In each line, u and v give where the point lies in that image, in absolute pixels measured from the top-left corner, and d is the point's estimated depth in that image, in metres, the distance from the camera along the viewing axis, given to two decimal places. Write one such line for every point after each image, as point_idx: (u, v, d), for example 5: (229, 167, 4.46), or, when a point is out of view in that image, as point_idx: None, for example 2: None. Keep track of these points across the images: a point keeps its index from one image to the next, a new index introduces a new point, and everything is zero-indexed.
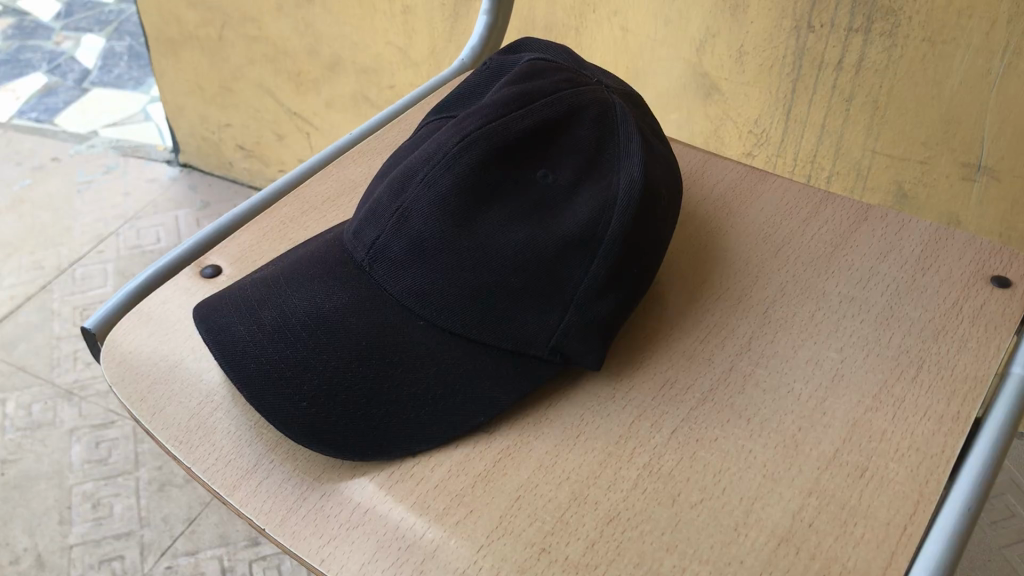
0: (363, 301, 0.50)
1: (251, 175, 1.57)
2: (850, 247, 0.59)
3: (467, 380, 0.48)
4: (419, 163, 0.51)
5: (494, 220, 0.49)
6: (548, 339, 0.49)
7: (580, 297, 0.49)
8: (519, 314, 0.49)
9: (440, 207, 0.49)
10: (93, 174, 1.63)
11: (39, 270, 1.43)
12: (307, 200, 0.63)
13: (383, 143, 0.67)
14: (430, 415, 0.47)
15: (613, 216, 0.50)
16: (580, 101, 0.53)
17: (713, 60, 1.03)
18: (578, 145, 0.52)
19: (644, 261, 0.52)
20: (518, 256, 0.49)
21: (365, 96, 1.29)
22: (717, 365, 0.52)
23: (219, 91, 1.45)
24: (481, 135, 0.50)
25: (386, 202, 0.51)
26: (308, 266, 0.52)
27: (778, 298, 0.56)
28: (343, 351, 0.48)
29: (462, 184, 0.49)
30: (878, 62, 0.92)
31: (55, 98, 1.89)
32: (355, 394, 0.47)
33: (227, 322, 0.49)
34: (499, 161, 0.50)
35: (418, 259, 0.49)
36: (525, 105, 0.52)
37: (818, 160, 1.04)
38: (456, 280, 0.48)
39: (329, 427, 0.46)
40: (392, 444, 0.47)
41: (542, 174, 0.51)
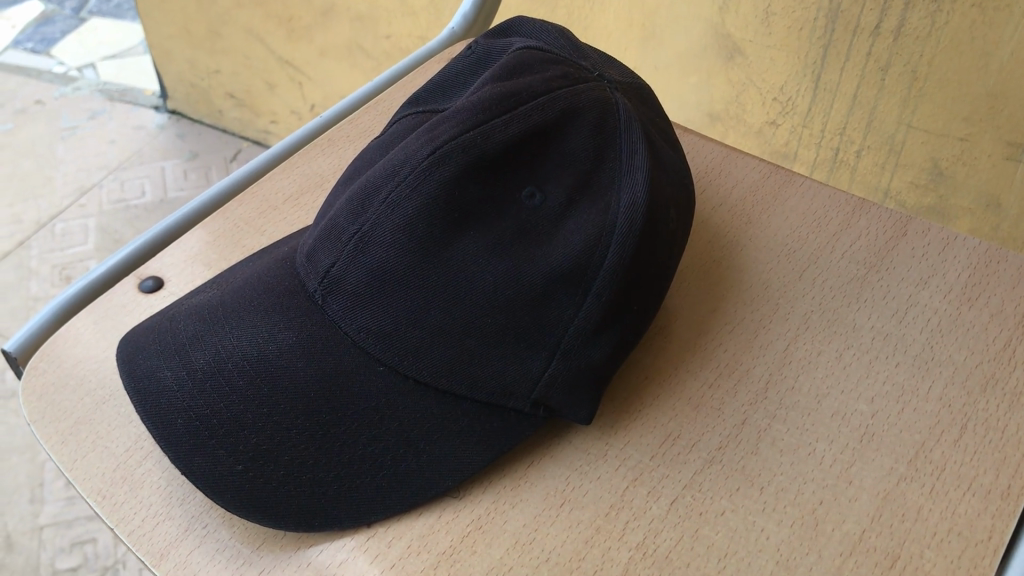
0: (312, 341, 0.43)
1: (243, 124, 1.49)
2: (886, 270, 0.51)
3: (435, 438, 0.42)
4: (381, 177, 0.43)
5: (468, 249, 0.42)
6: (530, 391, 0.42)
7: (569, 343, 0.42)
8: (495, 362, 0.42)
9: (403, 235, 0.41)
10: (78, 119, 1.55)
11: (18, 224, 1.36)
12: (266, 198, 0.55)
13: (357, 128, 0.59)
14: (389, 479, 0.41)
15: (609, 249, 0.42)
16: (577, 100, 0.45)
17: (737, 20, 0.93)
18: (571, 158, 0.44)
19: (646, 296, 0.45)
20: (495, 296, 0.41)
21: (360, 46, 1.20)
22: (729, 417, 0.45)
23: (208, 36, 1.36)
24: (455, 147, 0.42)
25: (344, 222, 0.43)
26: (250, 293, 0.45)
27: (801, 332, 0.49)
28: (288, 406, 0.41)
29: (431, 208, 0.41)
30: (920, 28, 0.83)
31: (50, 27, 1.79)
32: (300, 454, 0.41)
33: (152, 366, 0.42)
34: (477, 178, 0.42)
35: (379, 295, 0.42)
36: (511, 107, 0.43)
37: (848, 133, 0.95)
38: (422, 321, 0.41)
39: (268, 496, 0.40)
40: (344, 512, 0.40)
41: (527, 194, 0.43)
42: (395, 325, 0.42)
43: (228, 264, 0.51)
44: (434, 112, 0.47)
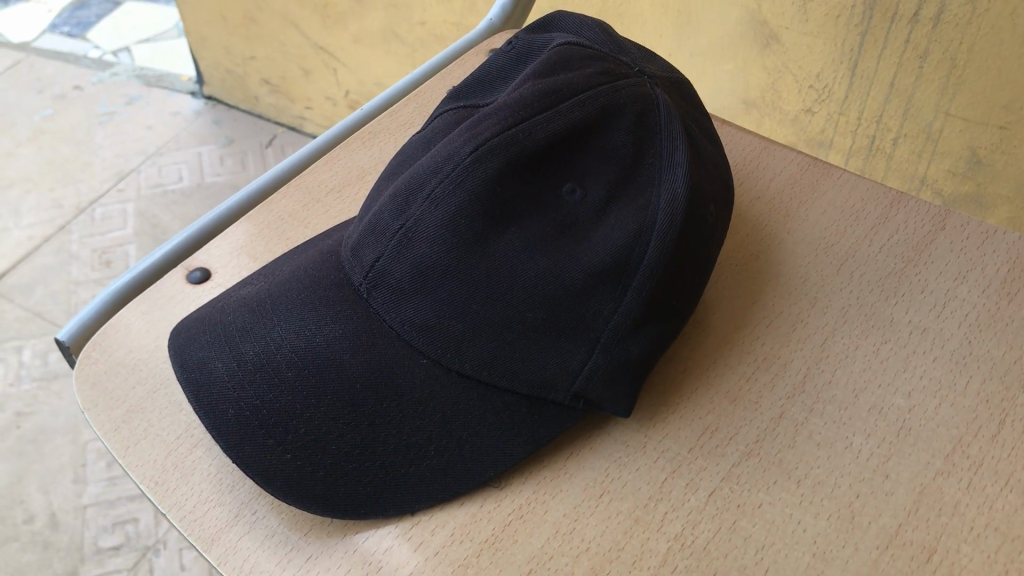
0: (358, 334, 0.44)
1: (278, 110, 1.50)
2: (924, 264, 0.52)
3: (478, 430, 0.43)
4: (425, 174, 0.44)
5: (510, 245, 0.42)
6: (570, 384, 0.43)
7: (609, 338, 0.43)
8: (536, 355, 0.43)
9: (447, 231, 0.42)
10: (115, 105, 1.57)
11: (58, 208, 1.38)
12: (309, 190, 0.56)
13: (397, 120, 0.60)
14: (432, 469, 0.42)
15: (649, 245, 0.42)
16: (618, 95, 0.45)
17: (774, 8, 0.93)
18: (612, 154, 0.44)
19: (685, 291, 0.45)
20: (537, 291, 0.42)
21: (394, 32, 1.21)
22: (767, 411, 0.45)
23: (243, 22, 1.37)
24: (497, 144, 0.43)
25: (388, 217, 0.44)
26: (297, 287, 0.46)
27: (839, 326, 0.49)
28: (334, 397, 0.42)
29: (473, 205, 0.42)
30: (960, 15, 0.82)
31: (86, 11, 1.81)
32: (347, 444, 0.42)
33: (203, 357, 0.44)
34: (519, 174, 0.43)
35: (423, 289, 0.43)
36: (554, 104, 0.44)
37: (885, 120, 0.95)
38: (465, 316, 0.42)
39: (315, 485, 0.41)
40: (388, 500, 0.41)
41: (568, 190, 0.44)
42: (439, 319, 0.42)
43: (273, 256, 0.52)
44: (476, 107, 0.48)
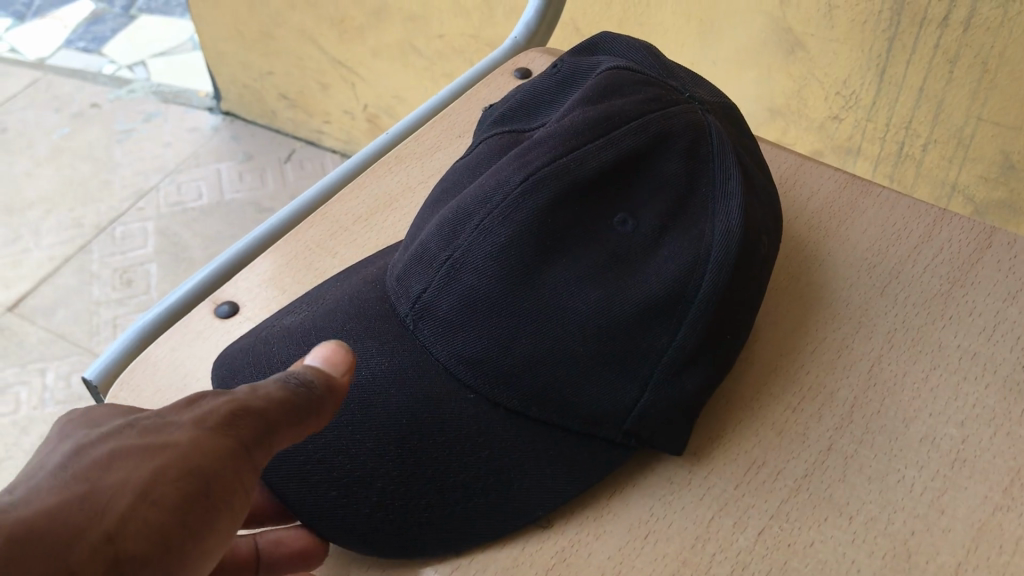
0: (404, 369, 0.42)
1: (296, 125, 1.49)
2: (972, 284, 0.50)
3: (527, 467, 0.41)
4: (473, 202, 0.43)
5: (561, 277, 0.41)
6: (622, 420, 0.42)
7: (661, 374, 0.41)
8: (588, 391, 0.41)
9: (496, 262, 0.41)
10: (133, 122, 1.56)
11: (78, 228, 1.38)
12: (336, 219, 0.55)
13: (423, 146, 0.59)
14: (480, 510, 0.40)
15: (704, 277, 0.41)
16: (669, 123, 0.45)
17: (799, 14, 0.91)
18: (667, 182, 0.43)
19: (738, 324, 0.44)
20: (589, 323, 0.41)
21: (413, 46, 1.20)
22: (814, 444, 0.44)
23: (260, 38, 1.36)
24: (547, 173, 0.42)
25: (434, 247, 0.43)
26: (342, 317, 0.45)
27: (886, 352, 0.47)
28: (381, 431, 0.41)
29: (524, 236, 0.41)
30: (991, 20, 0.80)
31: (101, 26, 1.81)
32: (393, 482, 0.40)
33: None
34: (570, 204, 0.42)
35: (471, 322, 0.42)
36: (605, 133, 0.43)
37: (914, 126, 0.93)
38: (514, 351, 0.41)
39: (360, 526, 0.39)
40: (431, 543, 0.39)
41: (620, 220, 0.43)
42: (487, 353, 0.41)
43: (302, 288, 0.51)
44: (521, 131, 0.47)
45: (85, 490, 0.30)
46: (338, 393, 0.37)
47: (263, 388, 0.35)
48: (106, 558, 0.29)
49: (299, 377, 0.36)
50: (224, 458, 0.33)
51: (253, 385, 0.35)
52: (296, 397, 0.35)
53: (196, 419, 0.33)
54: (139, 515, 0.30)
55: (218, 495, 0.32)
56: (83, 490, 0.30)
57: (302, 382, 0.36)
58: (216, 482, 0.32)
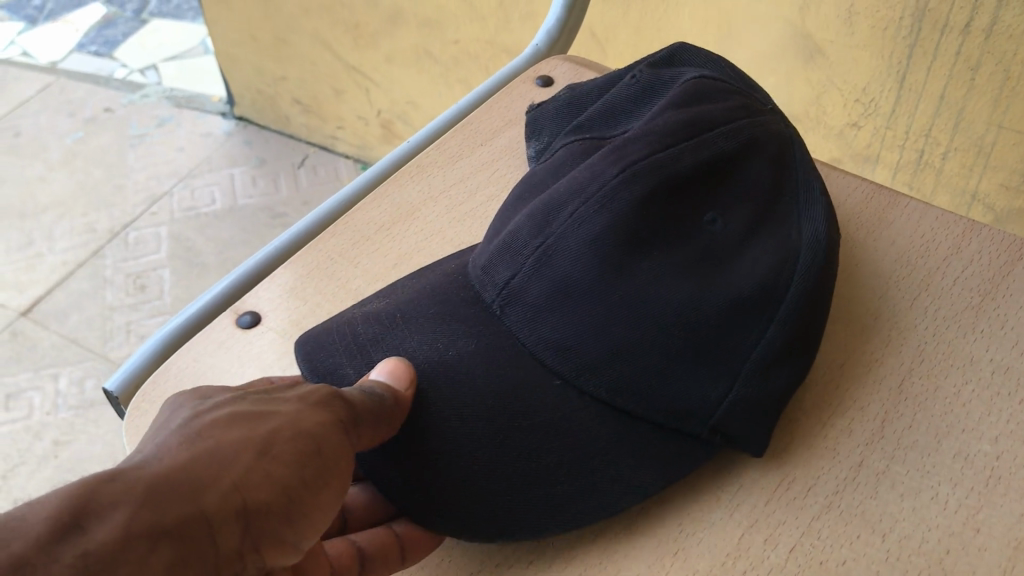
0: (491, 353, 0.43)
1: (309, 130, 1.49)
2: (1002, 297, 0.49)
3: (609, 456, 0.41)
4: (567, 193, 0.44)
5: (654, 268, 0.42)
6: (708, 416, 0.41)
7: (750, 372, 0.41)
8: (678, 383, 0.41)
9: (591, 249, 0.42)
10: (146, 126, 1.56)
11: (92, 232, 1.38)
12: (358, 228, 0.55)
13: (444, 155, 0.59)
14: (570, 493, 0.40)
15: (794, 281, 0.42)
16: (757, 134, 0.47)
17: (818, 20, 0.90)
18: (754, 187, 0.45)
19: (819, 326, 0.44)
20: (685, 310, 0.41)
21: (428, 52, 1.19)
22: (845, 459, 0.43)
23: (274, 43, 1.36)
24: (645, 167, 0.44)
25: (526, 235, 0.44)
26: (427, 302, 0.46)
27: (917, 365, 0.47)
28: (469, 406, 0.41)
29: (620, 224, 0.42)
30: (1014, 27, 0.80)
31: (113, 29, 1.81)
32: (477, 460, 0.40)
33: (334, 362, 0.43)
34: (664, 199, 0.43)
35: (562, 310, 0.42)
36: (698, 134, 0.45)
37: (934, 134, 0.92)
38: (605, 338, 0.41)
39: (451, 500, 0.39)
40: (515, 524, 0.39)
41: (710, 219, 0.44)
42: (578, 339, 0.42)
43: (324, 298, 0.50)
44: (604, 133, 0.49)
45: (211, 445, 0.34)
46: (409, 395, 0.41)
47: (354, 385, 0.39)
48: (235, 504, 0.33)
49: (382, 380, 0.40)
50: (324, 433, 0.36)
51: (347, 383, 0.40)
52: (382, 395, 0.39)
53: (297, 397, 0.37)
54: (261, 468, 0.34)
55: (326, 460, 0.36)
56: (209, 444, 0.34)
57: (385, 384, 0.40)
58: (324, 446, 0.36)
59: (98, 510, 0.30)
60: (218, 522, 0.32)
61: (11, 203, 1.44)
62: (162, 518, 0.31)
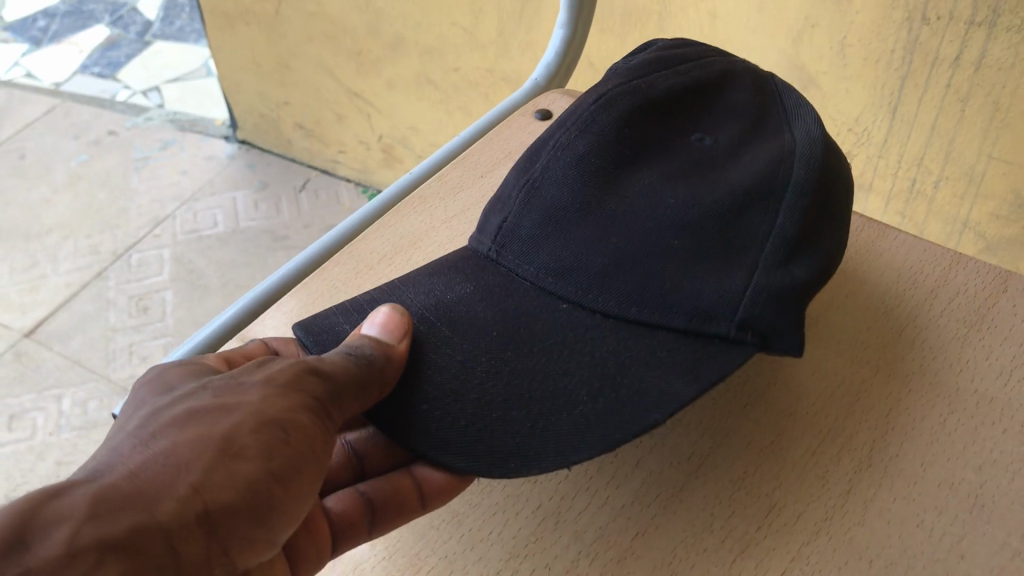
0: (496, 287, 0.48)
1: (311, 154, 1.51)
2: (988, 329, 0.51)
3: (634, 371, 0.42)
4: (553, 136, 0.51)
5: (645, 180, 0.48)
6: (733, 313, 0.43)
7: (769, 262, 0.44)
8: (694, 280, 0.44)
9: (579, 167, 0.49)
10: (150, 149, 1.58)
11: (95, 254, 1.39)
12: (362, 257, 0.56)
13: (446, 186, 0.61)
14: (589, 414, 0.41)
15: (794, 166, 0.46)
16: (728, 75, 0.53)
17: (812, 52, 0.92)
18: (734, 110, 0.51)
19: (832, 238, 0.47)
20: (682, 212, 0.46)
21: (428, 78, 1.21)
22: (834, 487, 0.44)
23: (277, 68, 1.38)
24: (620, 96, 0.51)
25: (517, 183, 0.51)
26: (439, 266, 0.50)
27: (905, 395, 0.48)
28: (476, 340, 0.45)
29: (604, 145, 0.49)
30: (1002, 60, 0.81)
31: (116, 51, 1.84)
32: (486, 391, 0.42)
33: (332, 322, 0.47)
34: (644, 123, 0.50)
35: (558, 231, 0.47)
36: (669, 74, 0.52)
37: (926, 163, 0.94)
38: (606, 243, 0.46)
39: (469, 437, 0.41)
40: (540, 450, 0.40)
41: (697, 139, 0.50)
42: (579, 257, 0.46)
43: None
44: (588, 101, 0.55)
45: (169, 449, 0.36)
46: (399, 353, 0.43)
47: (329, 360, 0.42)
48: (196, 507, 0.35)
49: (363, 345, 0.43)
50: (289, 422, 0.39)
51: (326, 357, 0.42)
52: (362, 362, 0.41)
53: (264, 381, 0.40)
54: (222, 467, 0.37)
55: (293, 446, 0.39)
56: (167, 448, 0.36)
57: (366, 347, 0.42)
58: (291, 433, 0.39)
59: (44, 525, 0.33)
60: (178, 525, 0.35)
61: (16, 224, 1.46)
62: (113, 529, 0.33)
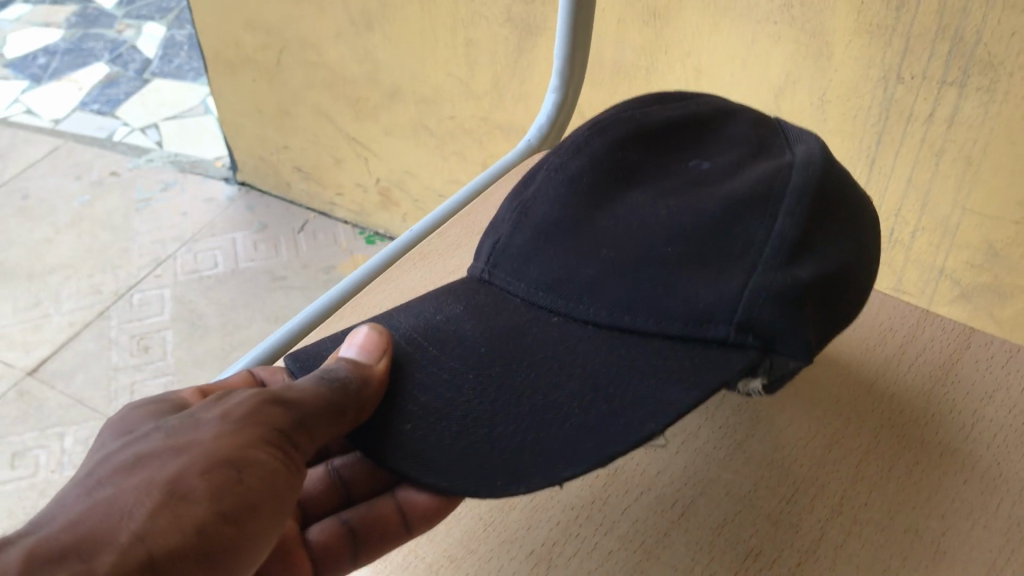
0: (489, 307, 0.50)
1: (309, 197, 1.55)
2: (952, 383, 0.55)
3: (627, 383, 0.44)
4: (552, 160, 0.55)
5: (635, 201, 0.50)
6: (731, 313, 0.44)
7: (769, 262, 0.44)
8: (687, 287, 0.45)
9: (569, 188, 0.52)
10: (152, 191, 1.62)
11: (97, 294, 1.43)
12: (366, 311, 0.59)
13: (445, 244, 0.64)
14: (580, 427, 0.43)
15: (791, 174, 0.47)
16: (734, 109, 0.54)
17: (793, 107, 0.96)
18: (736, 141, 0.52)
19: (844, 236, 0.46)
20: (669, 228, 0.47)
21: (425, 125, 1.25)
22: (806, 533, 0.47)
23: (277, 114, 1.42)
24: (616, 125, 0.53)
25: (515, 205, 0.55)
26: (441, 290, 0.53)
27: (873, 446, 0.51)
28: (462, 360, 0.47)
29: (593, 169, 0.52)
30: (973, 118, 0.85)
31: (115, 88, 1.89)
32: (472, 411, 0.44)
33: (315, 350, 0.50)
34: (637, 149, 0.53)
35: (548, 248, 0.51)
36: (672, 105, 0.54)
37: (903, 214, 0.98)
38: (593, 259, 0.48)
39: (457, 456, 0.43)
40: (529, 466, 0.42)
41: (695, 165, 0.51)
42: (566, 273, 0.49)
43: None
44: None
45: (113, 497, 0.37)
46: (376, 378, 0.45)
47: (293, 392, 0.43)
48: (139, 554, 0.36)
49: (334, 373, 0.44)
50: (241, 459, 0.39)
51: (292, 388, 0.43)
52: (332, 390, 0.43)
53: (221, 418, 0.41)
54: (169, 510, 0.37)
55: (247, 486, 0.39)
56: (111, 495, 0.37)
57: (335, 376, 0.44)
58: (244, 471, 0.39)
59: None
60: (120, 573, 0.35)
61: (20, 264, 1.49)
62: None
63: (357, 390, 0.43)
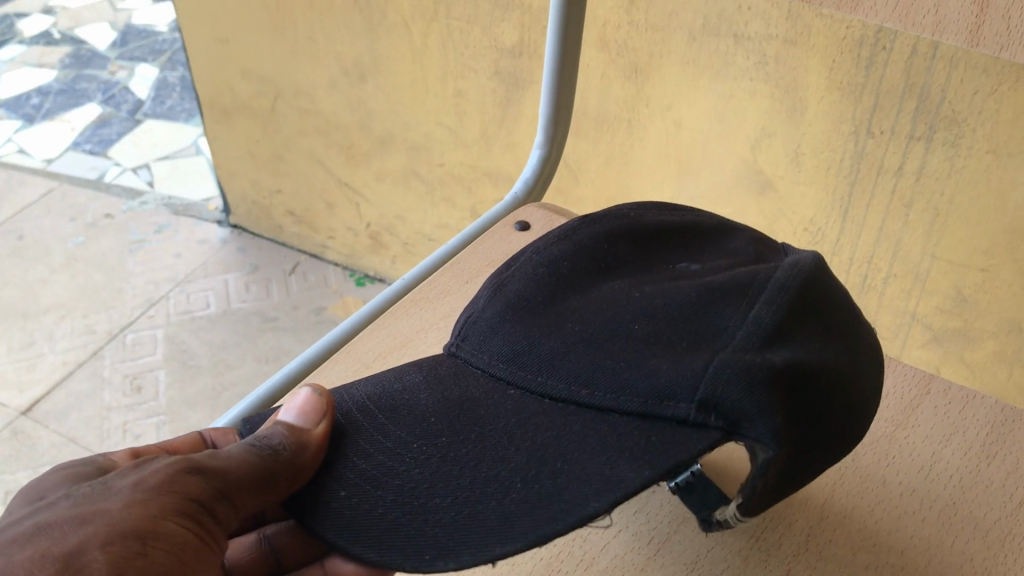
0: (444, 378, 0.49)
1: (300, 239, 1.58)
2: (913, 427, 0.58)
3: (576, 457, 0.42)
4: (539, 246, 0.54)
5: (612, 287, 0.49)
6: (692, 393, 0.41)
7: (739, 343, 0.42)
8: (648, 364, 0.43)
9: (550, 269, 0.51)
10: (145, 233, 1.65)
11: (91, 334, 1.45)
12: (359, 358, 0.62)
13: (434, 293, 0.67)
14: (521, 506, 0.41)
15: (776, 271, 0.46)
16: (734, 225, 0.55)
17: (769, 159, 1.00)
18: (730, 251, 0.52)
19: (825, 338, 0.44)
20: (644, 310, 0.46)
21: (415, 171, 1.29)
22: (773, 568, 0.50)
23: (271, 159, 1.45)
24: (611, 221, 0.54)
25: (492, 283, 0.53)
26: (402, 369, 0.51)
27: (837, 486, 0.55)
28: (408, 430, 0.46)
29: (579, 255, 0.52)
30: (939, 171, 0.90)
31: (108, 129, 1.93)
32: (409, 481, 0.44)
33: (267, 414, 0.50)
34: (627, 245, 0.52)
35: (515, 322, 0.49)
36: (672, 215, 0.55)
37: (875, 261, 1.02)
38: (559, 332, 0.47)
39: (387, 534, 0.42)
40: (463, 546, 0.40)
41: (684, 266, 0.51)
42: (530, 346, 0.47)
43: None
44: None
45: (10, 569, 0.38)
46: (311, 440, 0.44)
47: (218, 460, 0.43)
48: None
49: (266, 443, 0.44)
50: (148, 529, 0.39)
51: (221, 455, 0.43)
52: (261, 460, 0.43)
53: (134, 485, 0.41)
54: None
55: (150, 559, 0.39)
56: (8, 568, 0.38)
57: (267, 446, 0.43)
58: (148, 542, 0.39)
59: None
60: None
61: (14, 304, 1.51)
62: None
63: (286, 462, 0.43)
